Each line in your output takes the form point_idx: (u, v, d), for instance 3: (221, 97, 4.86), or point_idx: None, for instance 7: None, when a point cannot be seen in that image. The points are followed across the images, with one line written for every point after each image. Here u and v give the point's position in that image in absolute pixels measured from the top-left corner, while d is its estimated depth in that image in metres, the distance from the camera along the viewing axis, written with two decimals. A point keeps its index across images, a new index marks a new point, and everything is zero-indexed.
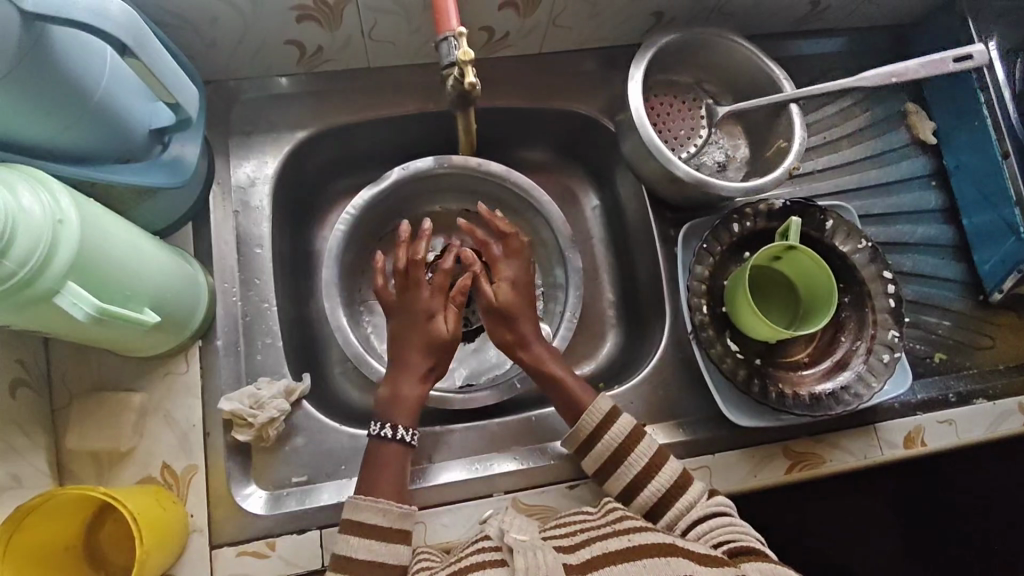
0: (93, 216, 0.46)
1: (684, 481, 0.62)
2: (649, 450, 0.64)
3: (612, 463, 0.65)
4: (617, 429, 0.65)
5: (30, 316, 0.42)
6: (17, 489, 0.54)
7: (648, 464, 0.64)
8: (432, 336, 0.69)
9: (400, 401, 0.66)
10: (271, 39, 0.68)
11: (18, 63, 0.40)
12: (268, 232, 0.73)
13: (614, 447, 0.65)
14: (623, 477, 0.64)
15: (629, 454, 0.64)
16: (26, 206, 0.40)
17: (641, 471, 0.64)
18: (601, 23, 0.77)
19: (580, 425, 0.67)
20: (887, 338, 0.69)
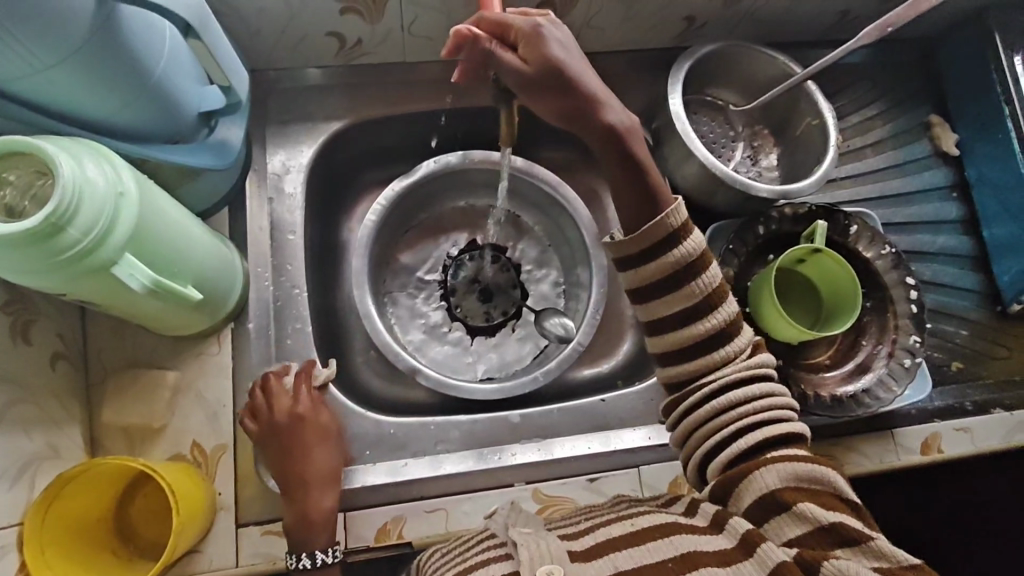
0: (149, 193, 0.47)
1: None
2: (743, 352, 0.50)
3: (700, 308, 0.50)
4: (722, 311, 0.50)
5: (85, 285, 0.44)
6: (54, 459, 0.55)
7: (737, 358, 0.50)
8: (316, 468, 0.63)
9: (309, 526, 0.60)
10: (313, 30, 0.69)
11: (89, 39, 0.41)
12: (301, 219, 0.74)
13: (710, 311, 0.50)
14: (706, 325, 0.50)
15: (715, 331, 0.50)
16: (90, 177, 0.41)
17: (724, 362, 0.50)
18: (635, 26, 0.79)
19: (681, 293, 0.50)
20: (908, 343, 0.70)
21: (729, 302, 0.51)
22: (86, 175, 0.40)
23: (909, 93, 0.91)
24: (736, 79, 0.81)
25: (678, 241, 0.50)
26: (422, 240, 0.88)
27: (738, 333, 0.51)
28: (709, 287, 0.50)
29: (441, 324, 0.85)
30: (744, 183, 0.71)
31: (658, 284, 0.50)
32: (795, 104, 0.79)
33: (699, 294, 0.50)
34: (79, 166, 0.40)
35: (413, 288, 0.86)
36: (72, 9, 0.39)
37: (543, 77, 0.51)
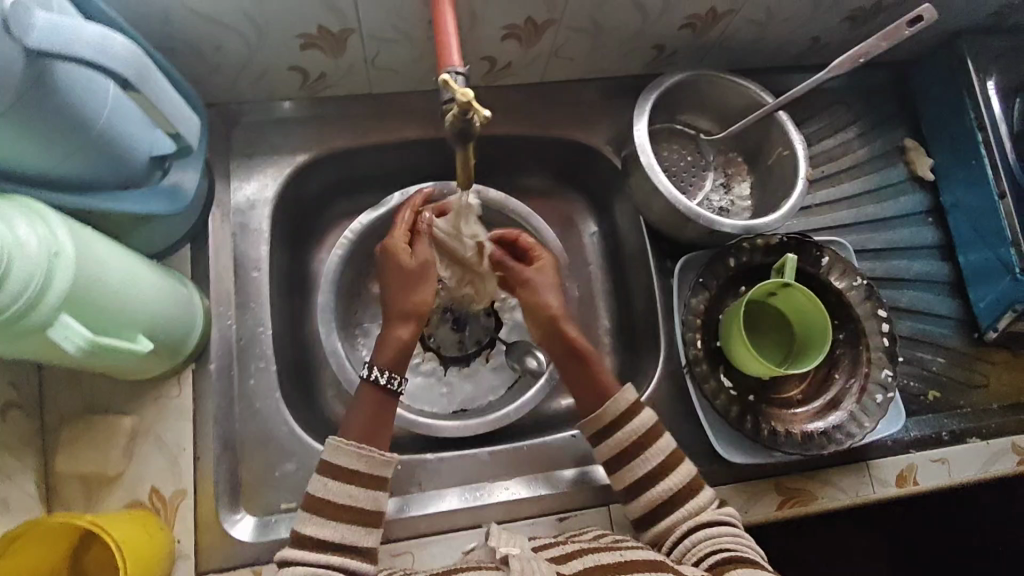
0: (91, 249, 0.46)
1: (695, 485, 0.64)
2: (666, 450, 0.65)
3: (630, 451, 0.65)
4: (638, 422, 0.65)
5: (21, 347, 0.42)
6: (4, 514, 0.54)
7: (663, 462, 0.64)
8: (415, 256, 0.70)
9: (385, 345, 0.67)
10: (275, 65, 0.68)
11: (22, 98, 0.40)
12: (266, 255, 0.73)
13: (633, 439, 0.65)
14: (640, 468, 0.64)
15: (642, 452, 0.64)
16: (22, 240, 0.40)
17: (654, 468, 0.64)
18: (604, 55, 0.78)
19: (603, 413, 0.66)
20: (880, 377, 0.69)
21: (641, 417, 0.66)
22: (17, 239, 0.39)
23: (885, 117, 0.90)
24: (708, 106, 0.81)
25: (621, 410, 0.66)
26: None
27: (659, 439, 0.65)
28: (617, 410, 0.66)
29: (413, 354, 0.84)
30: (710, 219, 0.70)
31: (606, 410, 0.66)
32: (767, 133, 0.78)
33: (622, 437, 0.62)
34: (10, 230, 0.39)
35: None
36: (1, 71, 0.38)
37: (417, 270, 0.69)
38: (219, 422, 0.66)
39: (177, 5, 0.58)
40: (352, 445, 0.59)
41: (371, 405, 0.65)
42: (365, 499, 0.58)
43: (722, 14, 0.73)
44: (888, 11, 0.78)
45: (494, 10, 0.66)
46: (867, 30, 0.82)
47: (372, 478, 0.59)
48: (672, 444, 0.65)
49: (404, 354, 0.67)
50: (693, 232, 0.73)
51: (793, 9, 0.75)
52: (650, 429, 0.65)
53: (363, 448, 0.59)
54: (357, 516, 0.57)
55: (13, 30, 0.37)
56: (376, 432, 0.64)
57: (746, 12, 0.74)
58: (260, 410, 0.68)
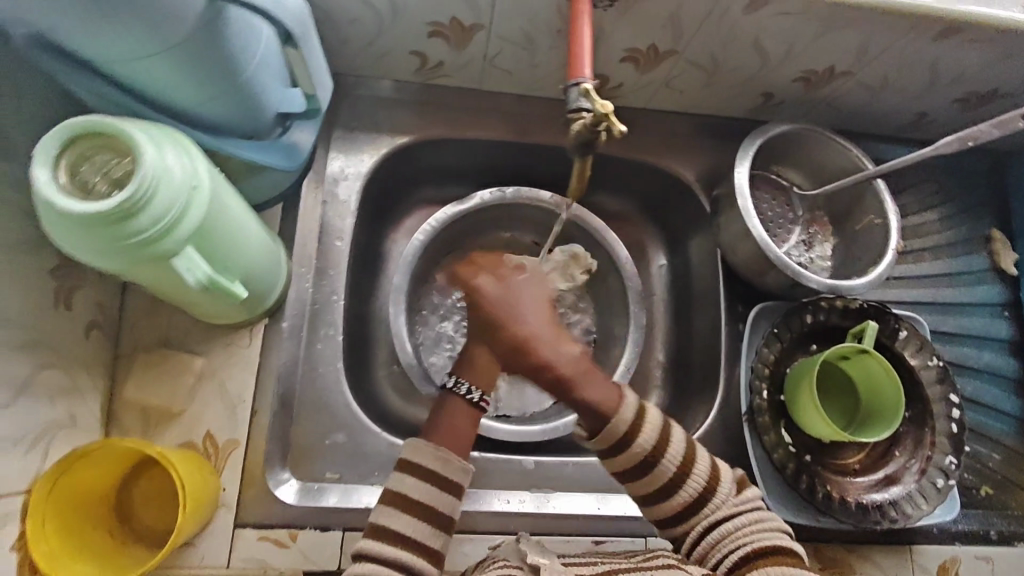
0: (218, 190, 0.46)
1: (714, 476, 0.55)
2: (679, 451, 0.55)
3: (646, 462, 0.54)
4: (649, 426, 0.55)
5: (144, 272, 0.44)
6: (71, 429, 0.55)
7: (682, 464, 0.54)
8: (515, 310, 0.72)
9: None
10: (398, 47, 0.70)
11: (193, 33, 0.42)
12: (351, 227, 0.74)
13: (646, 448, 0.54)
14: (659, 471, 0.54)
15: (660, 455, 0.54)
16: (167, 173, 0.40)
17: (677, 469, 0.54)
18: (713, 94, 0.79)
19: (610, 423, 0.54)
20: (942, 462, 0.67)
21: (654, 415, 0.55)
22: (162, 172, 0.40)
23: (976, 203, 0.90)
24: (805, 161, 0.81)
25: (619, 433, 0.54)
26: (463, 265, 0.87)
27: (670, 444, 0.55)
28: (627, 420, 0.54)
29: None
30: (797, 271, 0.70)
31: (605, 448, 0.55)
32: (861, 198, 0.78)
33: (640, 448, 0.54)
34: (159, 162, 0.40)
35: (445, 312, 0.85)
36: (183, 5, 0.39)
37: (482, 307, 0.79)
38: (280, 379, 0.67)
39: None
40: (430, 445, 0.53)
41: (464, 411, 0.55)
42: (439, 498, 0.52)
43: (839, 73, 0.74)
44: (1002, 100, 0.78)
45: (623, 31, 0.67)
46: (976, 114, 0.82)
47: (447, 482, 0.52)
48: (685, 438, 0.56)
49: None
50: (773, 282, 0.73)
51: (910, 80, 0.75)
52: (663, 429, 0.55)
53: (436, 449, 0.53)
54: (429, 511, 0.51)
55: None
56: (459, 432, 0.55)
57: (863, 76, 0.74)
58: (320, 377, 0.69)
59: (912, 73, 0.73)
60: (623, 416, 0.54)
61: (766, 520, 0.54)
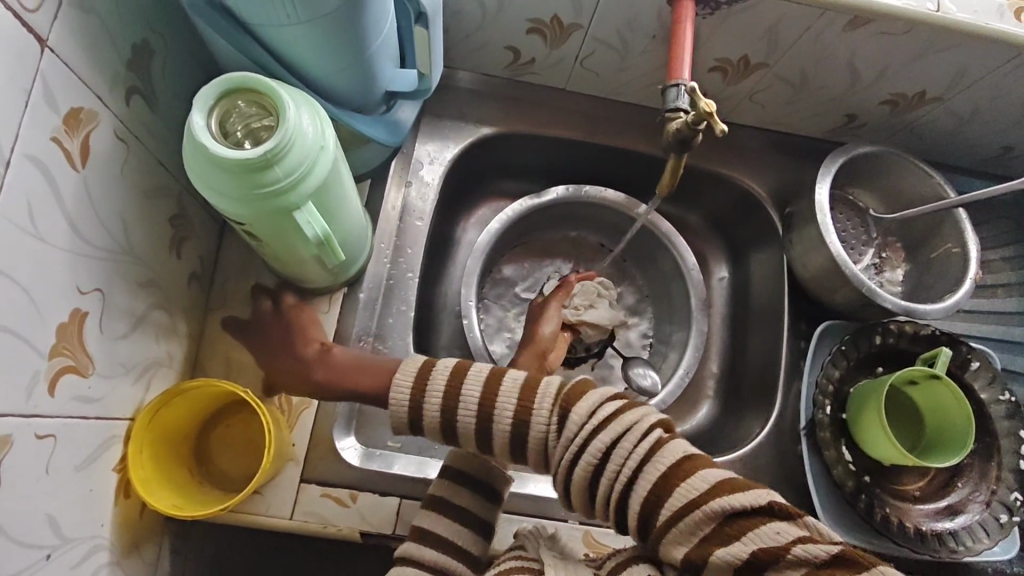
0: (337, 160, 0.49)
1: (662, 454, 0.48)
2: (677, 456, 0.47)
3: (634, 478, 0.47)
4: (633, 436, 0.49)
5: (266, 222, 0.47)
6: (167, 368, 0.59)
7: (674, 475, 0.46)
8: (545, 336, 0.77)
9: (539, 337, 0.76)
10: (495, 41, 0.73)
11: (342, 7, 0.45)
12: (432, 209, 0.77)
13: (606, 454, 0.49)
14: (645, 487, 0.47)
15: (641, 466, 0.48)
16: (300, 137, 0.43)
17: (662, 486, 0.46)
18: (794, 111, 0.79)
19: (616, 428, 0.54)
20: (1008, 499, 0.66)
21: (628, 414, 0.50)
22: (297, 136, 0.43)
23: None
24: (882, 186, 0.81)
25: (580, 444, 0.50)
26: (527, 258, 0.90)
27: (666, 450, 0.48)
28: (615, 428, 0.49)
29: None
30: (871, 291, 0.69)
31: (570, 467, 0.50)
32: (938, 227, 0.77)
33: (596, 456, 0.49)
34: (296, 127, 0.43)
35: (508, 302, 0.88)
36: None
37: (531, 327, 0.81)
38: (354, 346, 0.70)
39: None
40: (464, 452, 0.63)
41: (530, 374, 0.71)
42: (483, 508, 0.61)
43: (928, 99, 0.74)
44: None
45: (715, 42, 0.69)
46: None
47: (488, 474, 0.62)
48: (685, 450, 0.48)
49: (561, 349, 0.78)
50: (842, 301, 0.73)
51: (1002, 111, 0.74)
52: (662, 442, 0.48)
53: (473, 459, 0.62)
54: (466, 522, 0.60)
55: None
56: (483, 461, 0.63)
57: (952, 104, 0.74)
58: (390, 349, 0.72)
59: (1004, 104, 0.73)
60: (581, 413, 0.51)
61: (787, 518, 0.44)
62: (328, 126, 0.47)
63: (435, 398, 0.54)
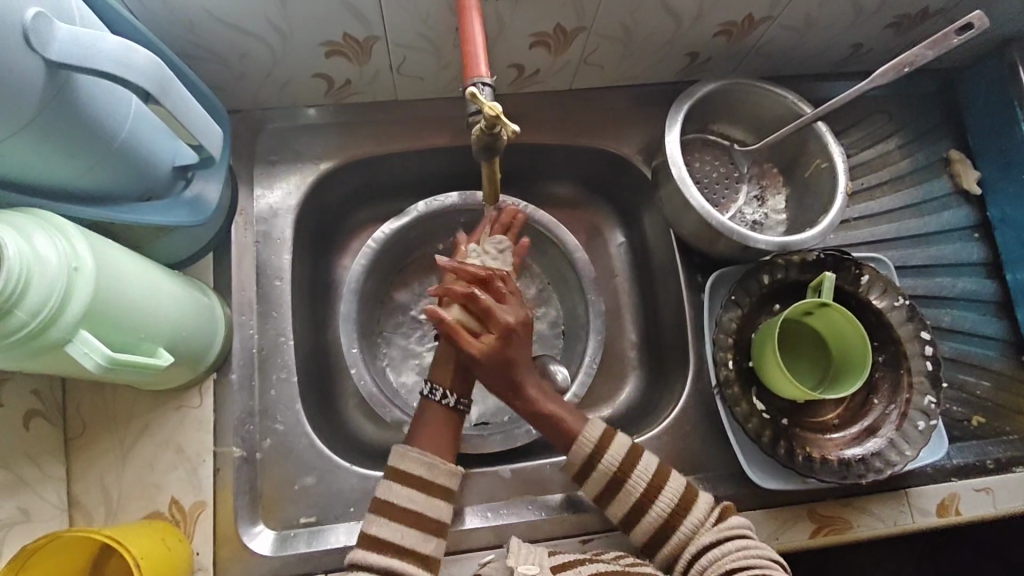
0: (106, 287, 0.44)
1: (663, 476, 0.61)
2: (596, 432, 0.62)
3: (614, 482, 0.61)
4: (614, 451, 0.62)
5: (43, 363, 0.42)
6: (24, 524, 0.54)
7: (596, 447, 0.62)
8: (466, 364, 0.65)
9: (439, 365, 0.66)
10: (300, 72, 0.67)
11: (40, 112, 0.39)
12: (289, 264, 0.72)
13: (612, 469, 0.61)
14: (632, 492, 0.61)
15: (627, 479, 0.61)
16: (27, 294, 0.38)
17: (644, 492, 0.60)
18: (635, 62, 0.76)
19: (574, 453, 0.62)
20: (922, 404, 0.65)
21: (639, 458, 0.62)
22: (23, 293, 0.38)
23: (930, 126, 0.86)
24: (745, 116, 0.78)
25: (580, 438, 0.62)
26: (418, 278, 0.84)
27: (641, 458, 0.62)
28: (590, 443, 0.62)
29: None
30: (743, 235, 0.68)
31: (595, 483, 0.62)
32: (805, 144, 0.75)
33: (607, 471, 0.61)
34: (21, 280, 0.37)
35: (407, 329, 0.83)
36: (19, 86, 0.37)
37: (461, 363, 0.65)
38: (238, 431, 0.66)
39: (202, 13, 0.57)
40: (417, 452, 0.60)
41: (439, 424, 0.63)
42: (427, 505, 0.58)
43: (759, 20, 0.71)
44: (936, 17, 0.75)
45: (523, 17, 0.64)
46: (914, 35, 0.78)
47: (437, 486, 0.59)
48: (656, 461, 0.62)
49: (463, 374, 0.65)
50: (725, 248, 0.71)
51: (835, 14, 0.71)
52: (631, 446, 0.62)
53: (425, 454, 0.60)
54: (414, 520, 0.57)
55: (33, 43, 0.37)
56: (444, 442, 0.62)
57: (784, 19, 0.71)
58: (280, 423, 0.68)
59: (834, 7, 0.70)
60: (592, 437, 0.62)
61: (757, 546, 0.57)
62: (80, 258, 0.42)
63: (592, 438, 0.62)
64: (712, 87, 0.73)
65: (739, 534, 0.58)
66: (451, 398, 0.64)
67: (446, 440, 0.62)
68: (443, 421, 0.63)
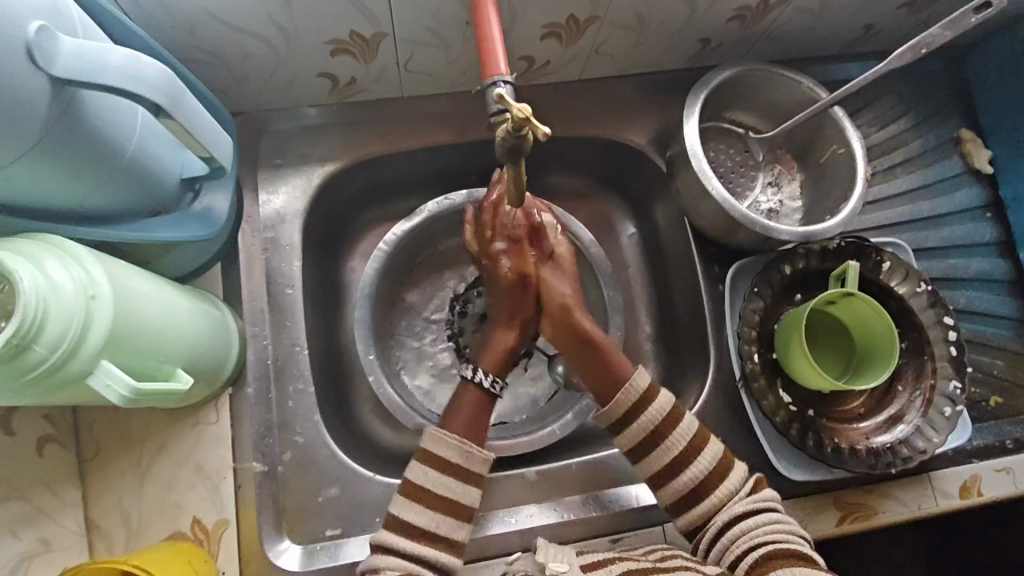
0: (124, 313, 0.42)
1: (702, 439, 0.61)
2: (665, 407, 0.61)
3: (654, 439, 0.60)
4: (655, 408, 0.60)
5: (63, 395, 0.40)
6: (46, 554, 0.53)
7: (664, 422, 0.60)
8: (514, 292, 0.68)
9: (490, 350, 0.66)
10: (303, 72, 0.65)
11: (47, 131, 0.37)
12: (299, 270, 0.70)
13: (652, 426, 0.60)
14: (670, 450, 0.60)
15: (668, 435, 0.60)
16: (45, 328, 0.36)
17: (683, 452, 0.60)
18: (646, 51, 0.74)
19: (618, 404, 0.61)
20: (947, 389, 0.65)
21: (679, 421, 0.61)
22: (40, 328, 0.36)
23: (941, 106, 0.85)
24: (758, 102, 0.76)
25: (646, 405, 0.61)
26: (428, 278, 0.83)
27: (681, 420, 0.61)
28: (632, 397, 0.61)
29: (451, 366, 0.80)
30: (766, 226, 0.67)
31: (638, 450, 0.61)
32: (821, 130, 0.74)
33: (651, 429, 0.60)
34: (38, 315, 0.35)
35: (419, 330, 0.81)
36: (26, 106, 0.35)
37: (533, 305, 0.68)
38: (257, 446, 0.64)
39: (203, 14, 0.54)
40: (447, 434, 0.59)
41: (475, 412, 0.62)
42: (462, 492, 0.57)
43: (773, 5, 0.69)
44: None
45: (535, 7, 0.62)
46: (926, 14, 0.77)
47: (467, 472, 0.58)
48: (672, 399, 0.61)
49: (509, 360, 0.66)
50: (744, 239, 0.70)
51: None
52: (673, 408, 0.61)
53: (460, 440, 0.59)
54: (448, 507, 0.57)
55: (38, 60, 0.34)
56: (473, 422, 0.61)
57: (798, 3, 0.69)
58: (300, 435, 0.66)
59: None
60: (632, 395, 0.61)
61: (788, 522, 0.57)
62: (97, 285, 0.40)
63: (640, 385, 0.61)
64: (727, 74, 0.71)
65: (770, 507, 0.58)
66: (490, 381, 0.63)
67: (473, 415, 0.62)
68: (473, 403, 0.62)
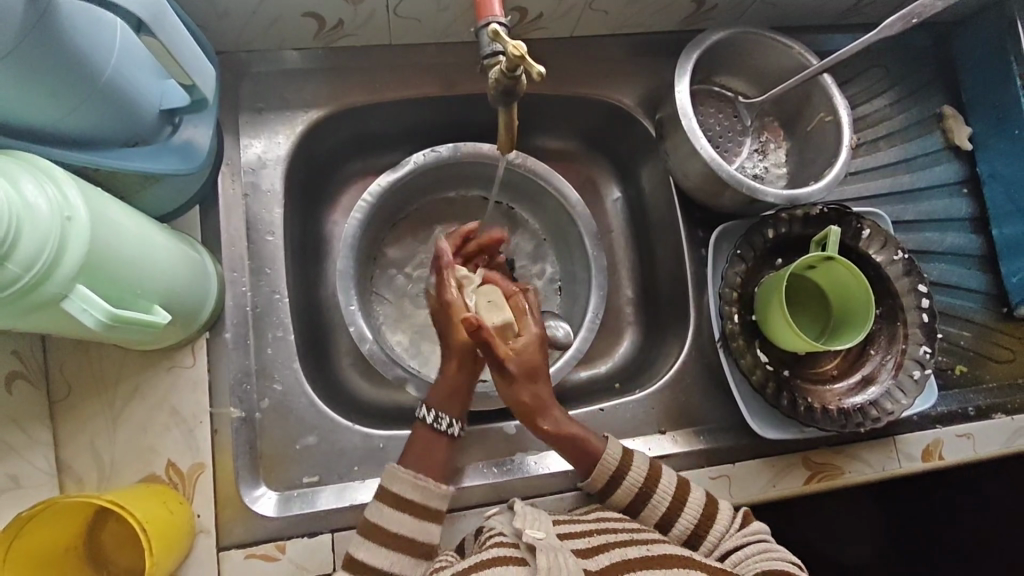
0: (99, 240, 0.41)
1: (684, 487, 0.61)
2: (616, 451, 0.62)
3: (639, 499, 0.61)
4: (635, 470, 0.62)
5: (36, 319, 0.39)
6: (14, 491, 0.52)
7: (647, 478, 0.61)
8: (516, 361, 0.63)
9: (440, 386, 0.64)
10: (289, 10, 0.63)
11: (18, 43, 0.36)
12: (280, 217, 0.68)
13: (637, 484, 0.61)
14: (656, 509, 0.61)
15: (653, 493, 0.61)
16: (19, 244, 0.34)
17: (671, 504, 0.60)
18: (640, 9, 0.73)
19: (598, 475, 0.62)
20: (917, 354, 0.67)
21: (664, 479, 0.62)
22: (13, 245, 0.34)
23: (925, 81, 0.86)
24: (748, 67, 0.76)
25: (628, 470, 0.62)
26: (411, 233, 0.82)
27: (632, 460, 0.62)
28: (614, 461, 0.62)
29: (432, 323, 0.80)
30: (752, 188, 0.67)
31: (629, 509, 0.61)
32: (808, 97, 0.74)
33: (635, 487, 0.61)
34: (11, 232, 0.34)
35: (400, 286, 0.80)
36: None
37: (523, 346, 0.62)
38: (235, 390, 0.63)
39: None
40: (407, 471, 0.58)
41: (434, 453, 0.61)
42: (419, 530, 0.57)
43: None
44: None
45: None
46: None
47: (429, 508, 0.58)
48: (645, 457, 0.63)
49: (460, 395, 0.63)
50: (729, 201, 0.71)
51: None
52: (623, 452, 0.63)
53: (417, 478, 0.58)
54: (419, 507, 0.58)
55: None
56: (436, 458, 0.61)
57: None
58: (278, 383, 0.66)
59: None
60: (615, 450, 0.62)
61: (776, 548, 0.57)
62: (73, 206, 0.38)
63: (616, 453, 0.62)
64: (720, 36, 0.71)
65: (759, 538, 0.58)
66: (456, 426, 0.62)
67: (437, 461, 0.61)
68: (433, 443, 0.61)
